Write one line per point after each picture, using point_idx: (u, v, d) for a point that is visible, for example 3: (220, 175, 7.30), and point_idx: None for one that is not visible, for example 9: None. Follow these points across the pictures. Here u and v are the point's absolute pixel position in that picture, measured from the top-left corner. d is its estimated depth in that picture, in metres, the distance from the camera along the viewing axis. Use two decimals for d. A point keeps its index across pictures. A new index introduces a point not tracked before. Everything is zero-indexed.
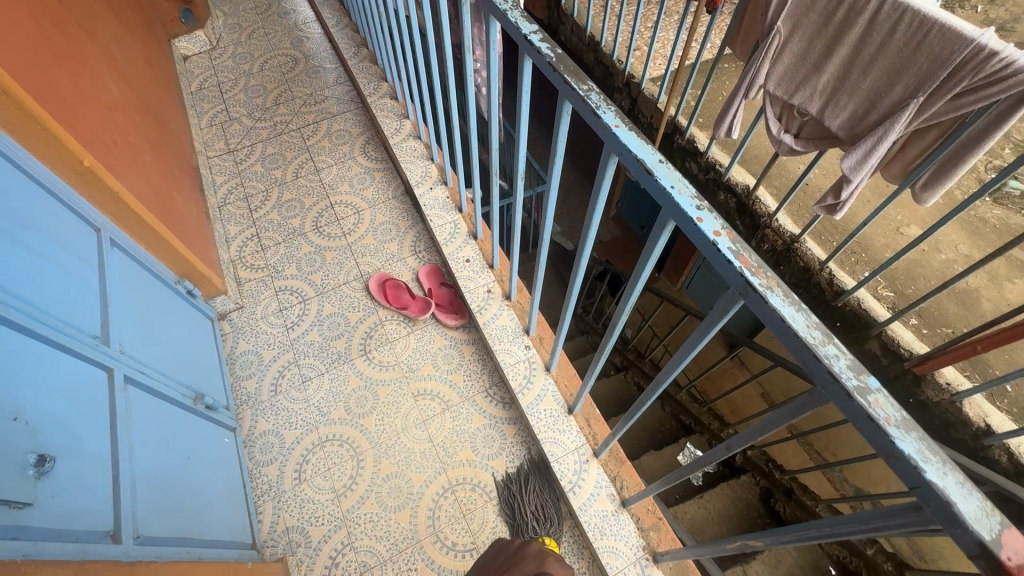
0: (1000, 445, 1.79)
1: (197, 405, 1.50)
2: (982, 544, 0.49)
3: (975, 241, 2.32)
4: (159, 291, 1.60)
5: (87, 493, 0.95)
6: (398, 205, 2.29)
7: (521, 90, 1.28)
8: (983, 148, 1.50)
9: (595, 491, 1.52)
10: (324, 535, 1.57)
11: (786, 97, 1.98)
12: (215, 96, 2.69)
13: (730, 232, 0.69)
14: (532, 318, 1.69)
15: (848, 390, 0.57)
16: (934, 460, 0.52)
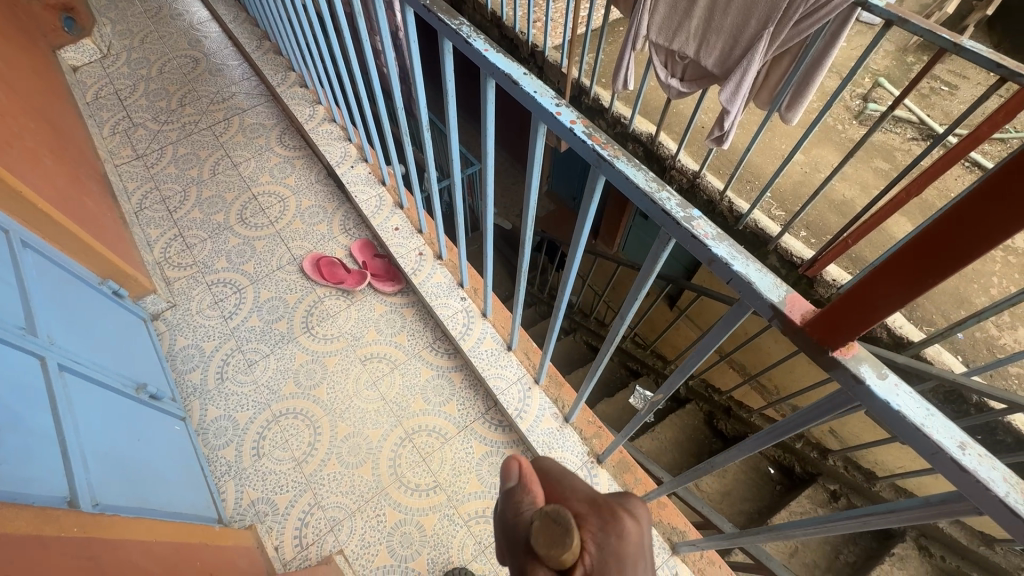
0: (880, 324, 2.10)
1: (140, 395, 1.51)
2: (773, 307, 0.65)
3: (848, 159, 2.65)
4: (83, 291, 1.59)
5: (36, 462, 0.98)
6: (323, 188, 2.33)
7: (407, 29, 1.38)
8: (825, 65, 1.74)
9: (540, 412, 1.67)
10: (290, 500, 1.62)
11: (666, 44, 2.19)
12: (114, 104, 2.60)
13: (584, 119, 0.83)
14: (462, 268, 1.80)
15: (676, 220, 0.72)
16: (740, 256, 0.68)
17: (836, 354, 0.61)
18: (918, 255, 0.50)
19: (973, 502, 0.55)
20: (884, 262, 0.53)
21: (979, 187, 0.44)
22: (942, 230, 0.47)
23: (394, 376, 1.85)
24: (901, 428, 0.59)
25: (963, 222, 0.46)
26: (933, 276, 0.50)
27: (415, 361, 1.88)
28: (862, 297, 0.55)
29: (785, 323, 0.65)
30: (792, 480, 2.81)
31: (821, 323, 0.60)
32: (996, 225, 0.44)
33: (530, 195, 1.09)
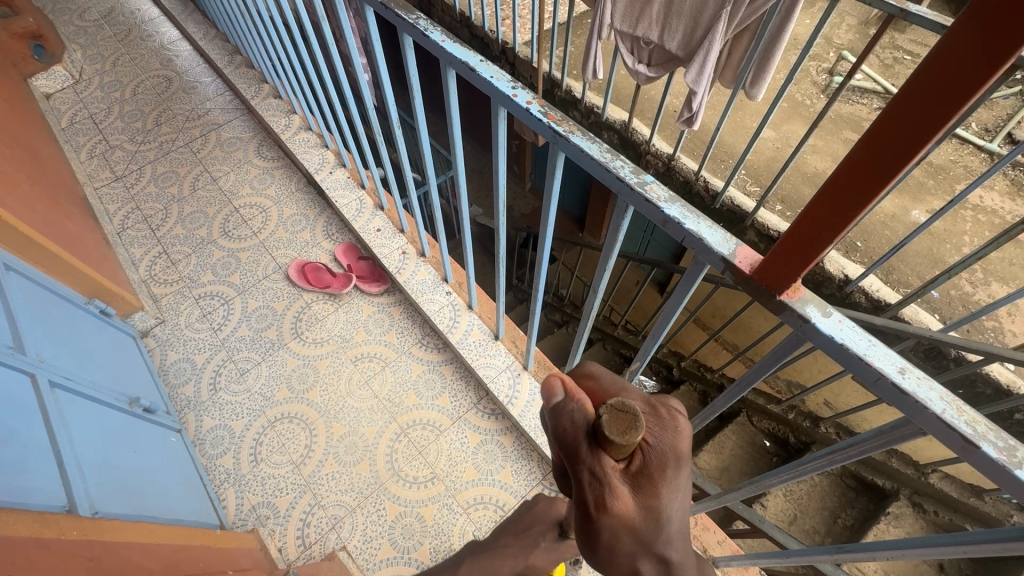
0: (858, 289, 2.16)
1: (134, 408, 1.53)
2: (724, 259, 0.69)
3: (817, 131, 2.72)
4: (71, 311, 1.60)
5: (33, 475, 1.00)
6: (304, 195, 2.35)
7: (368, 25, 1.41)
8: (783, 42, 1.79)
9: (530, 396, 1.70)
10: (291, 502, 1.64)
11: (631, 31, 2.23)
12: (90, 128, 2.61)
13: (539, 99, 0.86)
14: (445, 263, 1.83)
15: (630, 185, 0.75)
16: (691, 215, 0.72)
17: (783, 297, 0.65)
18: (838, 190, 0.54)
19: (913, 421, 0.60)
20: (815, 199, 0.57)
21: (878, 123, 0.48)
22: (854, 166, 0.51)
23: (384, 366, 1.89)
24: (848, 361, 0.63)
25: (871, 155, 0.50)
26: (853, 210, 0.54)
27: (403, 352, 1.92)
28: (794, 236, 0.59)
29: (736, 274, 0.68)
30: (788, 450, 2.85)
31: (765, 266, 0.64)
32: (894, 158, 0.48)
33: (498, 182, 1.13)
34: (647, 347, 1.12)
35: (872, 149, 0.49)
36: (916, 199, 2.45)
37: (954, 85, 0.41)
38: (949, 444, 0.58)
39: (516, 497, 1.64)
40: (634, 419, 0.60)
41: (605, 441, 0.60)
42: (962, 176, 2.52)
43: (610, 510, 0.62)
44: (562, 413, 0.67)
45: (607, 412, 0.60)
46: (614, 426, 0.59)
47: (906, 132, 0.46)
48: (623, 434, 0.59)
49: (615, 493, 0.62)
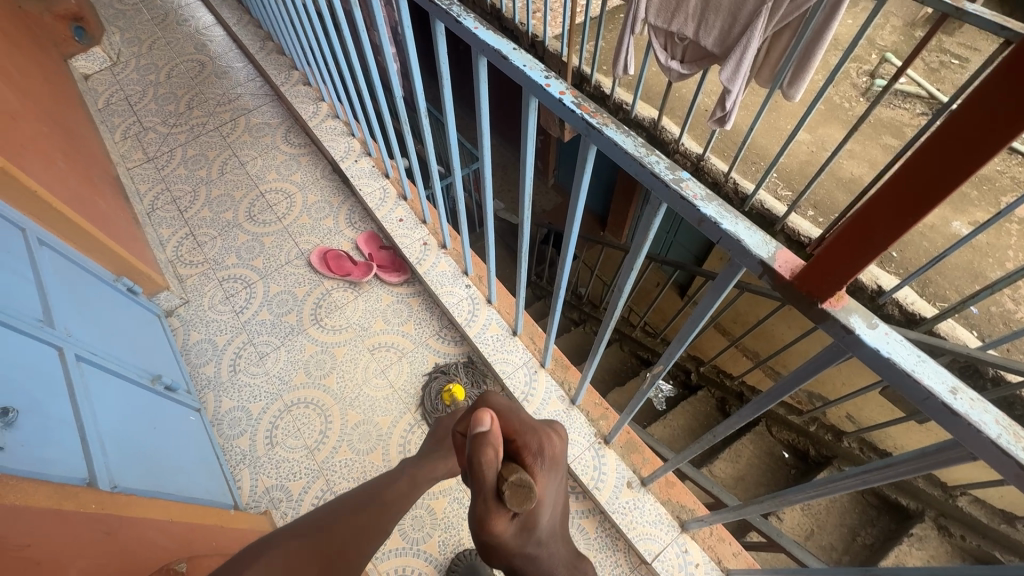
0: (891, 301, 2.08)
1: (155, 385, 1.55)
2: (763, 263, 0.65)
3: (855, 136, 2.63)
4: (99, 287, 1.63)
5: (56, 446, 1.01)
6: (329, 183, 2.36)
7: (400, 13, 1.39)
8: (825, 41, 1.72)
9: (547, 393, 1.67)
10: (304, 486, 1.65)
11: (665, 26, 2.18)
12: (125, 109, 2.66)
13: (572, 90, 0.83)
14: (467, 256, 1.81)
15: (665, 182, 0.72)
16: (729, 215, 0.68)
17: (826, 306, 0.61)
18: (892, 198, 0.50)
19: (962, 444, 0.56)
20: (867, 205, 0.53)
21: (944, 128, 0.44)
22: (913, 174, 0.47)
23: (390, 351, 1.90)
24: (893, 377, 0.59)
25: (934, 162, 0.45)
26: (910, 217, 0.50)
27: (410, 341, 1.92)
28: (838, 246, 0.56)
29: (774, 279, 0.65)
30: (808, 463, 2.77)
31: (807, 273, 0.60)
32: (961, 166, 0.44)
33: (525, 175, 1.10)
34: (672, 351, 1.08)
35: (935, 154, 0.45)
36: (958, 210, 2.35)
37: None
38: (1001, 469, 0.54)
39: None
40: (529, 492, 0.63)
41: (501, 506, 0.62)
42: (1009, 187, 2.40)
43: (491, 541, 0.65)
44: (473, 451, 0.63)
45: (513, 485, 0.62)
46: (517, 497, 0.61)
47: (976, 141, 0.42)
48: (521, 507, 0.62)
49: (499, 535, 0.64)
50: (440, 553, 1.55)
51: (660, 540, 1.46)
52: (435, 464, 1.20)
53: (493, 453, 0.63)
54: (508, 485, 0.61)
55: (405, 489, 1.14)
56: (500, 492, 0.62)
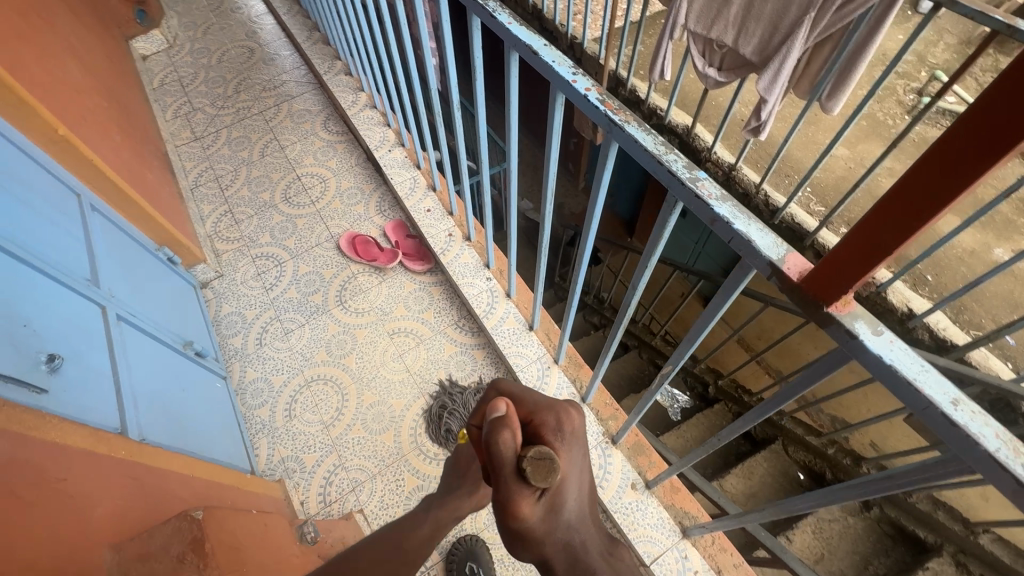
0: (921, 325, 2.02)
1: (187, 350, 1.64)
2: (771, 264, 0.66)
3: (897, 155, 2.56)
4: (143, 254, 1.73)
5: (93, 395, 1.09)
6: (363, 170, 2.43)
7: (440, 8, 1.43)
8: (868, 54, 1.69)
9: (559, 389, 1.69)
10: (317, 459, 1.72)
11: (705, 32, 2.16)
12: (177, 90, 2.80)
13: (598, 87, 0.86)
14: (489, 249, 1.85)
15: (681, 180, 0.74)
16: (741, 216, 0.70)
17: (831, 309, 0.61)
18: (898, 204, 0.51)
19: (960, 456, 0.56)
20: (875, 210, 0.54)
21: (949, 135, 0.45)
22: (918, 180, 0.49)
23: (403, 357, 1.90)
24: (895, 385, 0.59)
25: (938, 169, 0.46)
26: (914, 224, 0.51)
27: (423, 351, 1.92)
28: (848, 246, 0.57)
29: (782, 281, 0.66)
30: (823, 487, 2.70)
31: (813, 276, 0.61)
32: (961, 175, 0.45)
33: (550, 169, 1.11)
34: (682, 351, 1.08)
35: (939, 161, 0.46)
36: (1001, 237, 2.27)
37: None
38: (999, 484, 0.53)
39: None
40: (551, 465, 0.64)
41: (528, 480, 0.64)
42: None
43: (522, 522, 0.66)
44: (490, 433, 0.65)
45: (531, 461, 0.63)
46: (537, 465, 0.63)
47: (977, 150, 0.43)
48: (543, 479, 0.63)
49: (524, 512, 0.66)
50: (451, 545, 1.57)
51: (661, 543, 1.45)
52: (458, 502, 1.21)
53: (509, 433, 0.64)
54: (526, 457, 0.63)
55: (425, 536, 1.14)
56: (522, 467, 0.63)
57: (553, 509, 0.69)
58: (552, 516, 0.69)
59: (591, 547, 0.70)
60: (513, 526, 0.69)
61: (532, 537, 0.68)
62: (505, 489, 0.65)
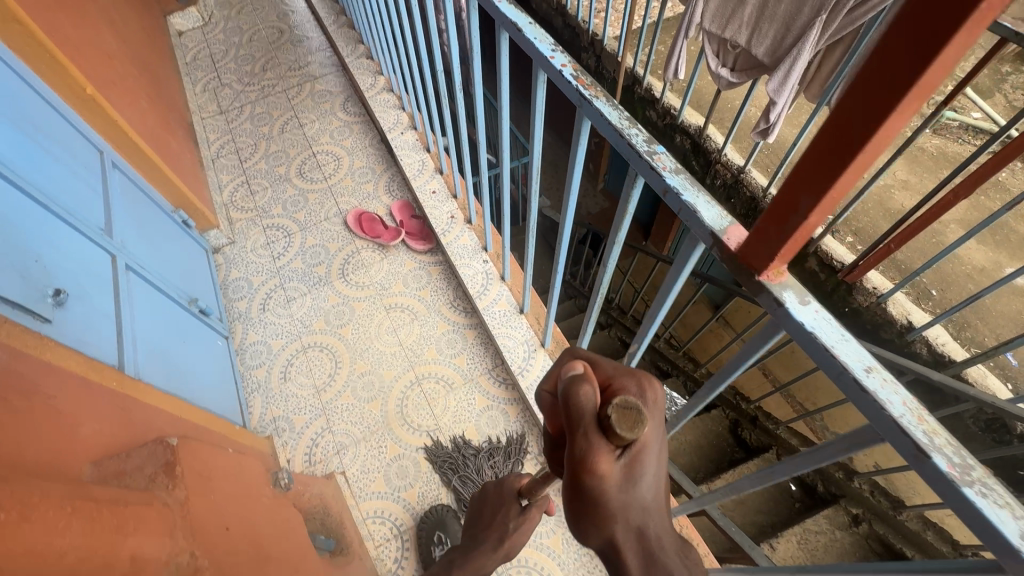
0: (920, 338, 2.00)
1: (191, 307, 1.72)
2: (713, 234, 0.69)
3: (913, 168, 2.51)
4: (158, 214, 1.82)
5: (95, 332, 1.17)
6: (375, 151, 2.51)
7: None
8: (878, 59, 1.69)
9: (543, 371, 1.73)
10: (306, 421, 1.79)
11: (719, 32, 2.17)
12: (208, 65, 2.92)
13: (574, 64, 0.90)
14: (487, 231, 1.89)
15: (640, 152, 0.77)
16: (692, 187, 0.73)
17: (761, 278, 0.64)
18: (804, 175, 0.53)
19: (870, 423, 0.57)
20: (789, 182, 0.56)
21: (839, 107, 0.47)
22: (817, 151, 0.51)
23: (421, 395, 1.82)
24: (815, 352, 0.61)
25: (834, 139, 0.49)
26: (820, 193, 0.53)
27: (441, 392, 1.83)
28: (773, 214, 0.59)
29: (722, 250, 0.69)
30: (814, 500, 2.62)
31: (747, 246, 0.64)
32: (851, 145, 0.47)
33: (536, 136, 1.19)
34: (647, 328, 1.09)
35: (832, 133, 0.49)
36: (1015, 257, 2.21)
37: (902, 75, 0.41)
38: (901, 450, 0.55)
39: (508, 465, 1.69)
40: (638, 415, 0.59)
41: (612, 434, 0.60)
42: None
43: (597, 488, 0.62)
44: (570, 387, 0.65)
45: (614, 407, 0.60)
46: (622, 418, 0.59)
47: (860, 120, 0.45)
48: (629, 430, 0.59)
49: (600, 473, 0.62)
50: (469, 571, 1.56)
51: None
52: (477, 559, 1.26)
53: (590, 388, 0.65)
54: (610, 407, 0.59)
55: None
56: (605, 418, 0.60)
57: (632, 484, 0.63)
58: (631, 492, 0.63)
59: (666, 544, 0.64)
60: (589, 493, 0.63)
61: (602, 510, 0.63)
62: (582, 444, 0.62)
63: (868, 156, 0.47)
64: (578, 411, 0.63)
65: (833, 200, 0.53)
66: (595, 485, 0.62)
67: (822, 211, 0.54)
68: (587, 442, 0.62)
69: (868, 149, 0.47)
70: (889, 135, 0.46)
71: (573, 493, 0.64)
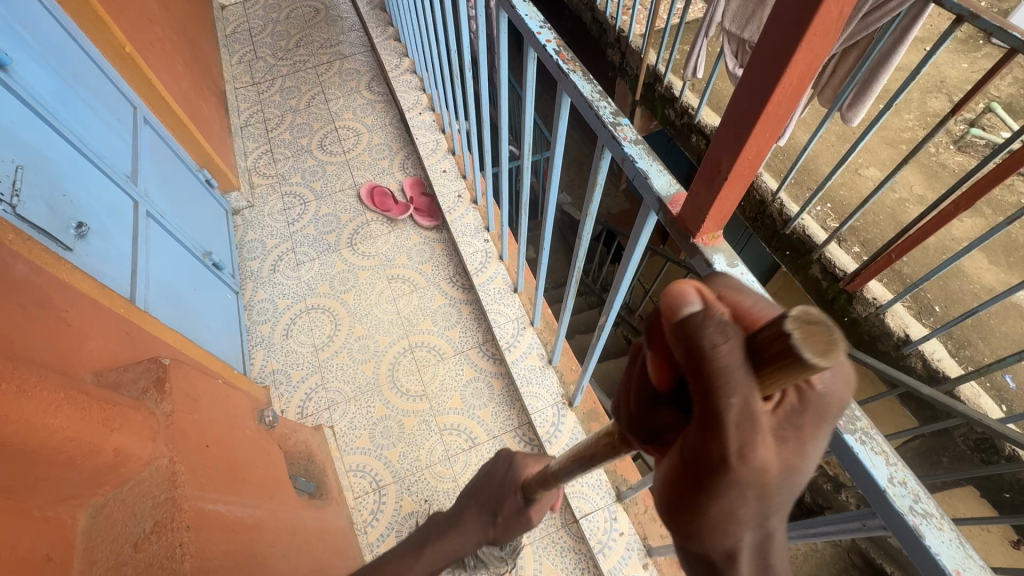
0: (916, 352, 1.98)
1: (205, 260, 1.83)
2: (660, 200, 0.74)
3: (931, 183, 2.47)
4: (183, 171, 1.94)
5: (111, 265, 1.28)
6: (394, 130, 2.59)
7: None
8: (891, 65, 1.72)
9: (529, 348, 1.78)
10: (302, 376, 1.89)
11: (738, 32, 2.19)
12: (245, 39, 3.06)
13: (558, 40, 0.95)
14: (488, 211, 1.94)
15: (604, 123, 0.82)
16: (647, 157, 0.77)
17: (697, 241, 0.68)
18: (727, 136, 0.59)
19: None
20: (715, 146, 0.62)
21: (749, 72, 0.54)
22: (736, 113, 0.57)
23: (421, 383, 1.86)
24: None
25: (747, 100, 0.55)
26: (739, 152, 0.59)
27: (441, 384, 1.85)
28: (710, 162, 0.63)
29: (666, 215, 0.73)
30: (801, 509, 2.66)
31: (683, 210, 0.69)
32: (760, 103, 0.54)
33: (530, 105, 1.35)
34: (616, 295, 1.12)
35: (747, 94, 0.55)
36: None
37: (791, 33, 0.47)
38: None
39: (487, 435, 1.75)
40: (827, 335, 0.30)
41: (787, 377, 0.30)
42: None
43: (745, 481, 0.34)
44: (689, 323, 0.32)
45: (785, 323, 0.30)
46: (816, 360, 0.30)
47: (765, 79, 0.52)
48: (817, 360, 0.30)
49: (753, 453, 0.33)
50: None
51: (592, 501, 1.53)
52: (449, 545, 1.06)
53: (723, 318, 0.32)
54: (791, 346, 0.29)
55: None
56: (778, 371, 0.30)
57: (791, 481, 0.35)
58: (789, 490, 0.36)
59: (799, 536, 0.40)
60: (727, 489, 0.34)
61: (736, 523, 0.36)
62: (729, 425, 0.32)
63: (784, 96, 0.52)
64: (711, 357, 0.31)
65: (759, 143, 0.58)
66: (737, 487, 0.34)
67: (750, 154, 0.59)
68: (734, 407, 0.32)
69: (782, 89, 0.51)
70: (799, 75, 0.51)
71: (692, 494, 0.36)
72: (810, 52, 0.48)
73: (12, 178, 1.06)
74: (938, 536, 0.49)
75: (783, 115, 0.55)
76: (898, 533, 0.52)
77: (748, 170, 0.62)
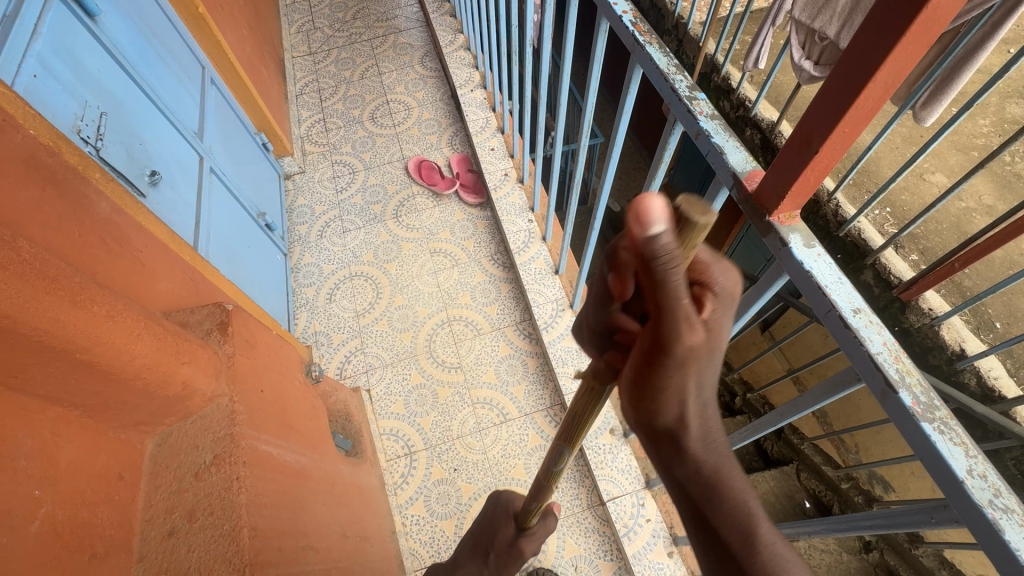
0: (971, 368, 1.91)
1: (259, 220, 1.89)
2: (734, 176, 0.72)
3: (1002, 194, 2.33)
4: (243, 134, 2.00)
5: (176, 214, 1.34)
6: (444, 106, 2.60)
7: None
8: (976, 62, 1.62)
9: (567, 330, 1.78)
10: (342, 340, 1.94)
11: (808, 21, 2.09)
12: (305, 9, 3.11)
13: (634, 12, 0.93)
14: (535, 190, 1.92)
15: (680, 97, 0.80)
16: (723, 133, 0.75)
17: (772, 220, 0.67)
18: (822, 111, 0.57)
19: (849, 361, 0.59)
20: (805, 123, 0.60)
21: (855, 41, 0.52)
22: (835, 85, 0.55)
23: None
24: (809, 290, 0.64)
25: (848, 73, 0.53)
26: (832, 128, 0.56)
27: (475, 356, 1.88)
28: (800, 137, 0.61)
29: (740, 194, 0.72)
30: None
31: (761, 186, 0.67)
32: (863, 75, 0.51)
33: (592, 86, 1.29)
34: None
35: (850, 64, 0.52)
36: None
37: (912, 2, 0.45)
38: (871, 386, 0.57)
39: (519, 412, 1.77)
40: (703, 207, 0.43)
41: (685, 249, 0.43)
42: None
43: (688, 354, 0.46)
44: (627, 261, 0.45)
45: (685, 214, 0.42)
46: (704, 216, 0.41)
47: (874, 49, 0.49)
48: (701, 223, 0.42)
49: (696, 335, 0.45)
50: (440, 506, 1.63)
51: (621, 486, 1.55)
52: None
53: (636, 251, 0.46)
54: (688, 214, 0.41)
55: None
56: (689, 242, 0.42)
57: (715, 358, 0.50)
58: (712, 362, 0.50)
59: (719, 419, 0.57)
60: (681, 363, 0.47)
61: (679, 401, 0.52)
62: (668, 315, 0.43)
63: (893, 68, 0.50)
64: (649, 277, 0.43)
65: (855, 120, 0.55)
66: (688, 363, 0.47)
67: (844, 131, 0.57)
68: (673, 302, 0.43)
69: (894, 59, 0.49)
70: (914, 46, 0.48)
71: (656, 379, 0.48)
72: (931, 20, 0.45)
73: (97, 123, 1.12)
74: (1018, 531, 0.48)
75: (886, 90, 0.53)
76: (971, 525, 0.51)
77: (839, 148, 0.59)
